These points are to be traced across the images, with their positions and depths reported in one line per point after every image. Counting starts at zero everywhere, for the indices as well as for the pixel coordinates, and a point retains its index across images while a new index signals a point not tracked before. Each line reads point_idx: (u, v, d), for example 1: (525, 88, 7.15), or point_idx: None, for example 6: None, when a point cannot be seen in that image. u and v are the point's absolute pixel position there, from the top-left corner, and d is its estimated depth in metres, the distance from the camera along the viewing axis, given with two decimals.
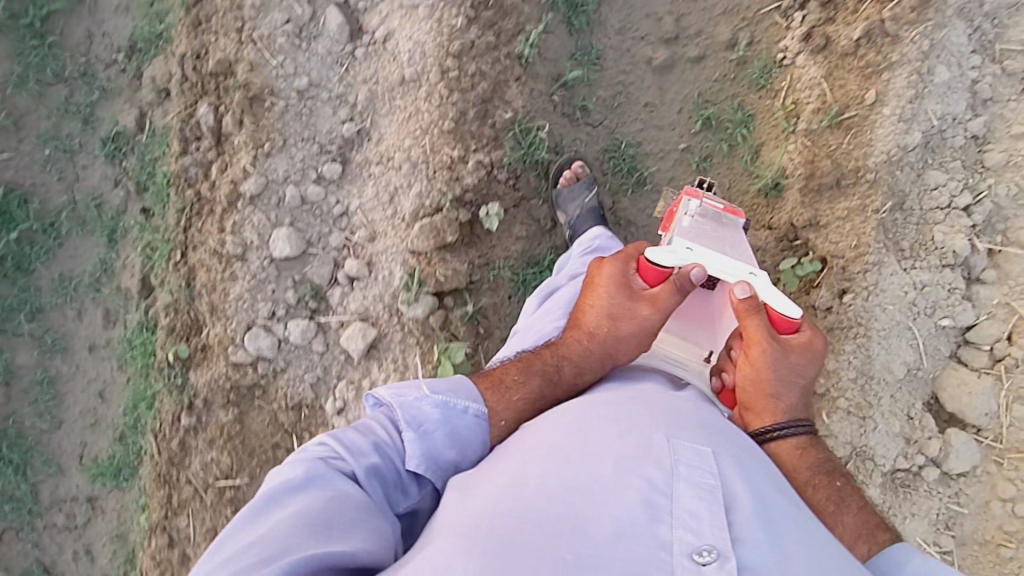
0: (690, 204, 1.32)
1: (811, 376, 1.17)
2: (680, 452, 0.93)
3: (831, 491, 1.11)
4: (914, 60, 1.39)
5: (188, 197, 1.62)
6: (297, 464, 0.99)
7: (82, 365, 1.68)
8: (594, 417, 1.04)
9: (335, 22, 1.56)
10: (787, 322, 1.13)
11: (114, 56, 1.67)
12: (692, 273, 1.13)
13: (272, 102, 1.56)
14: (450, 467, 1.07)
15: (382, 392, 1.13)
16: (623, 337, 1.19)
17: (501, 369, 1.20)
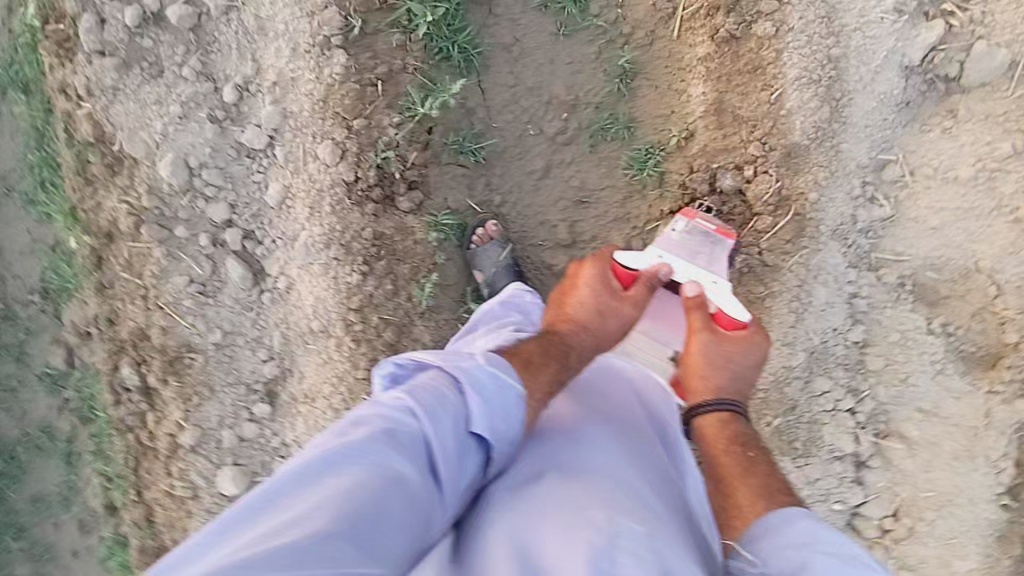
0: (679, 223, 1.40)
1: (751, 367, 1.25)
2: (622, 524, 0.89)
3: (744, 458, 1.15)
4: (793, 287, 1.46)
5: (131, 440, 1.78)
6: (362, 423, 0.92)
7: (70, 568, 1.97)
8: (555, 478, 1.01)
9: (236, 273, 1.62)
10: (731, 318, 1.25)
11: (30, 297, 1.83)
12: (660, 272, 1.28)
13: (191, 359, 1.67)
14: (508, 445, 1.02)
15: (438, 355, 1.06)
16: (609, 331, 1.27)
17: (520, 347, 1.18)
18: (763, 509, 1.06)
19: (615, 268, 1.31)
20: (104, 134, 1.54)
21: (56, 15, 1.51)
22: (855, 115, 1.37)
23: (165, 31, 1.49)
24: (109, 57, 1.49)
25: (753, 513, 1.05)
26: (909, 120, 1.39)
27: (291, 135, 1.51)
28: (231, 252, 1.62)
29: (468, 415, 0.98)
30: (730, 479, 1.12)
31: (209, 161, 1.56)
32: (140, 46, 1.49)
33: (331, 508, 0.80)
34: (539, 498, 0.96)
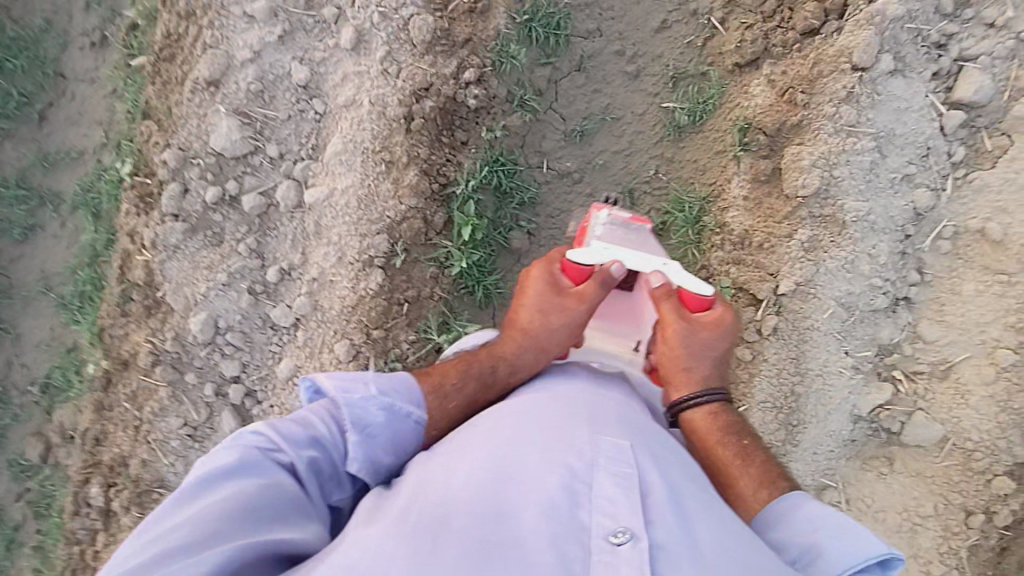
0: (599, 216, 1.38)
1: (724, 349, 1.32)
2: (601, 445, 1.02)
3: (738, 445, 1.27)
4: None
5: (76, 551, 1.82)
6: (232, 450, 0.99)
7: None
8: (533, 408, 1.13)
9: (227, 425, 1.73)
10: (699, 299, 1.28)
11: (30, 387, 1.91)
12: (613, 268, 1.26)
13: (161, 494, 1.75)
14: (385, 471, 1.14)
15: (326, 380, 1.14)
16: (553, 329, 1.30)
17: (440, 369, 1.25)
18: (767, 496, 1.20)
19: (563, 265, 1.33)
20: (152, 280, 1.71)
21: (145, 169, 1.71)
22: (806, 441, 1.55)
23: (235, 212, 1.69)
24: (180, 221, 1.69)
25: (761, 504, 1.19)
26: (851, 455, 1.58)
27: (316, 323, 1.69)
28: (229, 406, 1.74)
29: (346, 453, 1.09)
30: (729, 469, 1.24)
31: (236, 325, 1.71)
32: (211, 218, 1.69)
33: (217, 513, 0.90)
34: (516, 425, 1.08)
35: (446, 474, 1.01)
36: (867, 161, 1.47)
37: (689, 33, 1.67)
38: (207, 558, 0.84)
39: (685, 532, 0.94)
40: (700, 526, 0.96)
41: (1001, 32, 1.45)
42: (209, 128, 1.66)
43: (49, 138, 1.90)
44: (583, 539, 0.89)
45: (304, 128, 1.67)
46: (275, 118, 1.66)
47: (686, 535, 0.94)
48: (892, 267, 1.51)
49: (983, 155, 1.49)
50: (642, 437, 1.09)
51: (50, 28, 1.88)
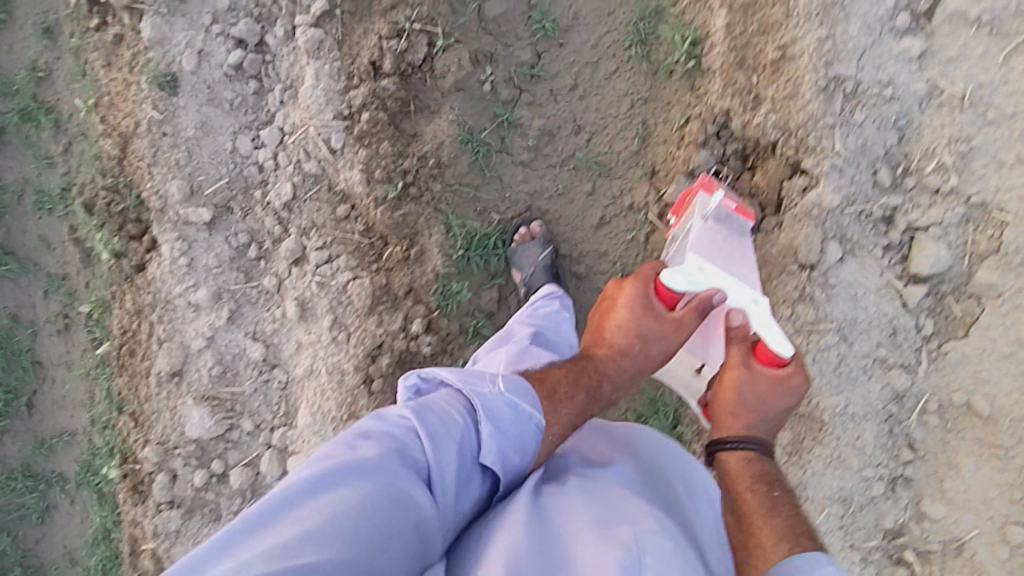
0: (703, 202, 1.38)
1: (785, 409, 1.21)
2: (645, 541, 0.89)
3: (767, 496, 1.11)
4: None
5: None
6: (373, 444, 0.95)
7: None
8: (586, 500, 1.02)
9: None
10: (774, 355, 1.19)
11: None
12: (714, 296, 1.23)
13: None
14: (513, 469, 1.04)
15: (449, 375, 1.10)
16: (651, 353, 1.29)
17: (552, 375, 1.22)
18: (786, 551, 0.98)
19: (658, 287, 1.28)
20: (161, 567, 1.75)
21: (133, 458, 1.76)
22: None
23: (225, 487, 1.72)
24: (176, 507, 1.73)
25: (777, 556, 0.98)
26: None
27: None
28: None
29: (478, 445, 1.01)
30: (750, 518, 1.08)
31: None
32: (203, 497, 1.73)
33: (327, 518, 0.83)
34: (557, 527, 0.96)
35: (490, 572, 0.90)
36: (834, 356, 1.42)
37: (629, 228, 1.61)
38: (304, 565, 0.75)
39: None
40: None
41: (949, 198, 1.37)
42: (182, 418, 1.68)
43: (42, 424, 1.96)
44: None
45: (272, 397, 1.69)
46: (243, 393, 1.69)
47: None
48: (882, 450, 1.46)
49: (954, 322, 1.41)
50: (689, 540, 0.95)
51: (17, 323, 1.91)
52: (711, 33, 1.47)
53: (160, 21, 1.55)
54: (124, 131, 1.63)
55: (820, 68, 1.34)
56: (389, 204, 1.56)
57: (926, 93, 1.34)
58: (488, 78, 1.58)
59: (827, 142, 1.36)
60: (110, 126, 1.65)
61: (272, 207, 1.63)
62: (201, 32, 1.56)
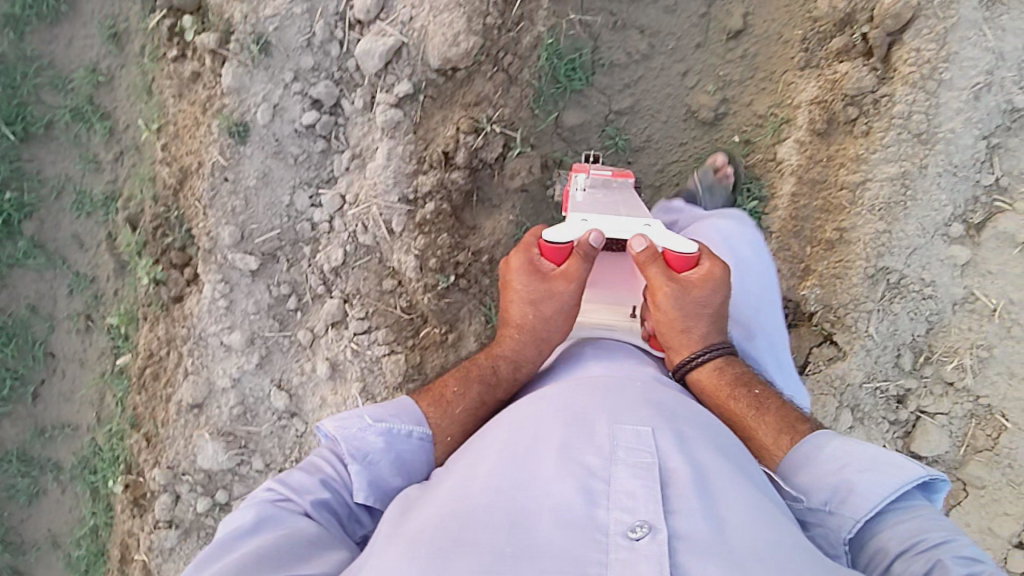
0: (580, 180, 1.35)
1: (720, 302, 1.18)
2: (618, 432, 0.90)
3: (750, 397, 1.17)
4: None
5: None
6: (247, 508, 0.99)
7: None
8: (557, 395, 1.01)
9: None
10: (683, 259, 1.15)
11: None
12: (591, 239, 1.14)
13: None
14: (398, 494, 1.09)
15: (324, 427, 1.12)
16: (549, 317, 1.21)
17: (440, 385, 1.22)
18: (789, 442, 1.12)
19: (541, 248, 1.20)
20: None
21: (138, 471, 1.78)
22: None
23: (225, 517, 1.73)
24: (173, 528, 1.74)
25: (781, 451, 1.11)
26: None
27: None
28: None
29: (351, 485, 1.06)
30: (745, 421, 1.16)
31: None
32: (202, 521, 1.74)
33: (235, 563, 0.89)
34: (535, 425, 0.96)
35: (461, 480, 0.91)
36: None
37: None
38: None
39: (714, 524, 0.82)
40: (748, 525, 0.84)
41: (960, 392, 1.47)
42: (195, 448, 1.70)
43: (45, 412, 1.89)
44: (601, 536, 0.79)
45: (287, 440, 1.70)
46: (258, 433, 1.70)
47: (717, 532, 0.81)
48: None
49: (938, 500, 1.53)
50: (667, 417, 0.96)
51: (35, 312, 1.85)
52: (776, 197, 1.55)
53: (242, 71, 1.53)
54: (185, 165, 1.62)
55: (871, 258, 1.43)
56: (436, 292, 1.60)
57: (961, 297, 1.44)
58: (554, 184, 1.62)
59: (863, 324, 1.46)
60: (171, 155, 1.65)
61: (319, 266, 1.64)
62: (281, 87, 1.55)
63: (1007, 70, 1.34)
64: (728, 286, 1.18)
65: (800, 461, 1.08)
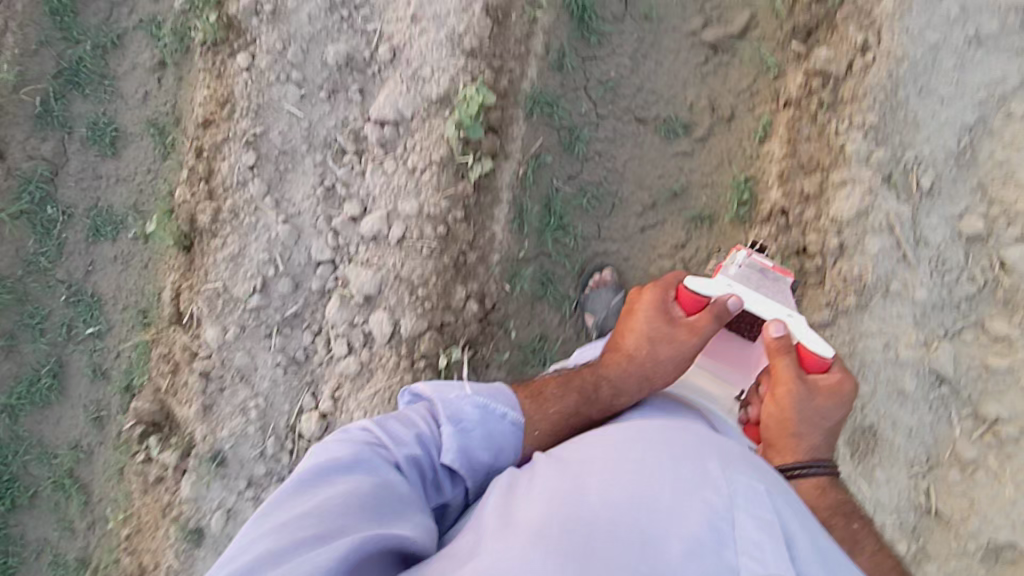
0: (737, 255, 1.25)
1: (839, 419, 1.17)
2: (744, 481, 0.91)
3: (847, 530, 1.12)
4: None
5: None
6: (347, 443, 1.05)
7: None
8: (656, 430, 1.02)
9: None
10: (820, 360, 1.14)
11: None
12: (730, 302, 1.16)
13: None
14: (480, 469, 1.12)
15: (423, 389, 1.20)
16: (661, 360, 1.19)
17: (541, 382, 1.26)
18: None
19: (677, 293, 1.24)
20: None
21: None
22: None
23: None
24: None
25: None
26: None
27: None
28: None
29: (441, 445, 1.10)
30: (836, 549, 1.09)
31: None
32: None
33: (331, 508, 0.92)
34: (640, 451, 0.96)
35: (573, 489, 0.93)
36: None
37: None
38: (332, 549, 0.86)
39: None
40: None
41: None
42: None
43: None
44: None
45: None
46: None
47: None
48: None
49: None
50: (780, 482, 0.96)
51: None
52: None
53: (199, 482, 1.70)
54: (144, 560, 1.83)
55: None
56: None
57: None
58: None
59: None
60: (133, 545, 1.87)
61: None
62: (234, 494, 1.70)
63: (887, 516, 1.48)
64: (851, 407, 1.16)
65: None
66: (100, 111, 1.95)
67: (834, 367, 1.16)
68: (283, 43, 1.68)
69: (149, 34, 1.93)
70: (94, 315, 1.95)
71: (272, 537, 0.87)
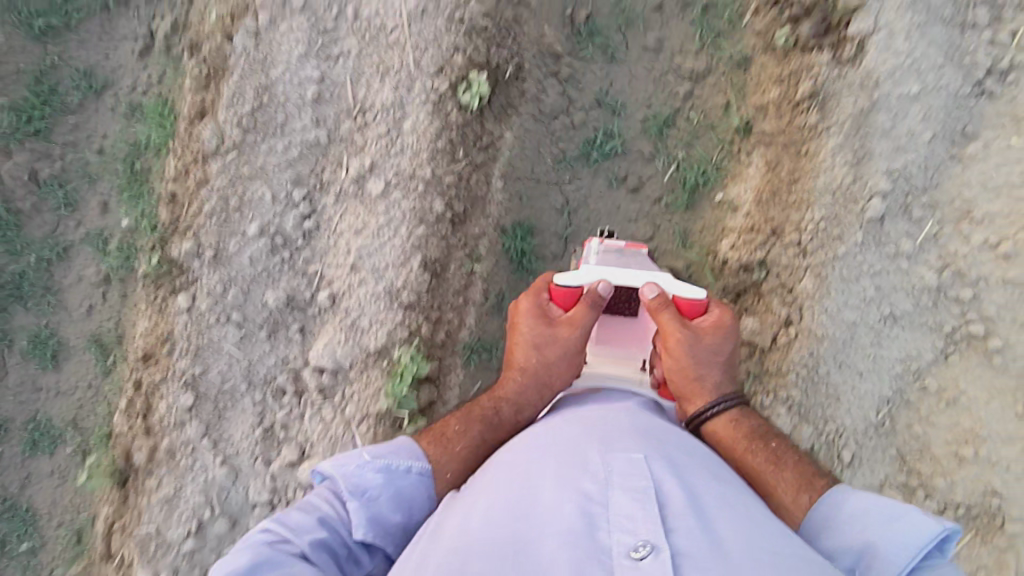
0: (593, 245, 1.45)
1: (728, 350, 1.39)
2: (614, 463, 1.01)
3: (767, 449, 1.29)
4: None
5: None
6: (244, 551, 0.99)
7: None
8: (543, 439, 1.13)
9: None
10: (693, 305, 1.36)
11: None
12: (600, 288, 1.34)
13: None
14: (396, 530, 1.13)
15: (324, 466, 1.16)
16: (550, 362, 1.38)
17: (441, 423, 1.32)
18: (808, 501, 1.19)
19: (550, 294, 1.42)
20: None
21: None
22: None
23: None
24: None
25: (802, 510, 1.18)
26: None
27: None
28: None
29: (350, 523, 1.09)
30: (763, 478, 1.25)
31: None
32: None
33: None
34: (525, 467, 1.05)
35: (462, 522, 0.99)
36: None
37: None
38: None
39: (708, 537, 0.91)
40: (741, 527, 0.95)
41: None
42: None
43: None
44: (606, 559, 0.87)
45: None
46: None
47: (710, 543, 0.90)
48: None
49: None
50: (653, 450, 1.07)
51: None
52: None
53: None
54: None
55: None
56: None
57: None
58: None
59: None
60: None
61: None
62: None
63: None
64: (736, 336, 1.38)
65: (820, 538, 1.11)
66: (43, 323, 1.94)
67: (711, 308, 1.39)
68: (224, 285, 1.70)
69: (96, 249, 1.95)
70: (28, 530, 1.90)
71: None
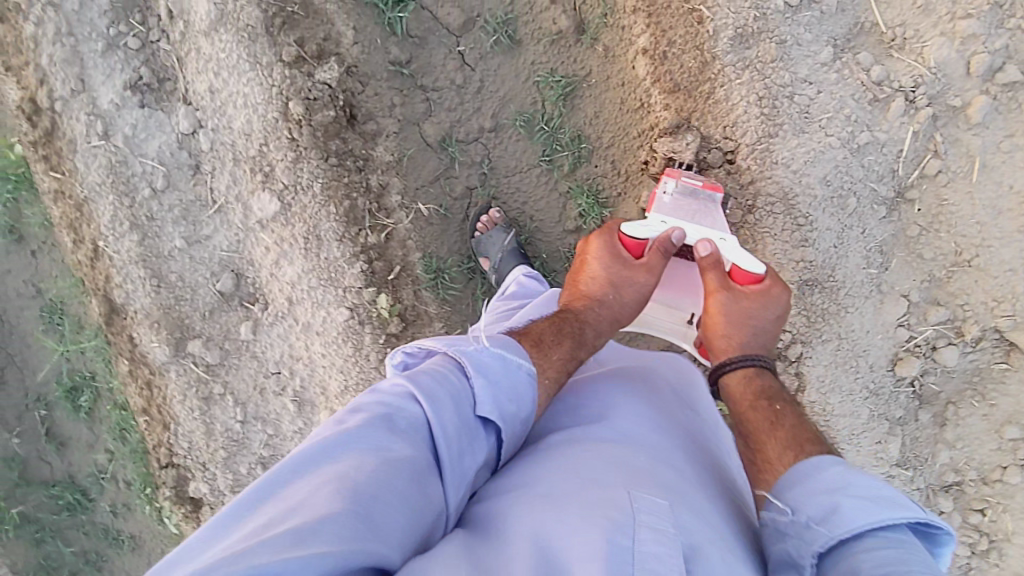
0: (669, 184, 1.40)
1: (773, 322, 1.25)
2: (641, 499, 0.83)
3: (772, 410, 1.13)
4: None
5: None
6: (366, 413, 0.84)
7: None
8: (558, 467, 0.91)
9: None
10: (750, 275, 1.24)
11: None
12: (674, 235, 1.27)
13: None
14: (515, 420, 0.95)
15: (432, 343, 1.00)
16: (624, 300, 1.27)
17: (538, 327, 1.15)
18: (794, 458, 1.02)
19: (622, 239, 1.31)
20: None
21: None
22: None
23: None
24: None
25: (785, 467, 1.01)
26: None
27: None
28: None
29: (473, 397, 0.91)
30: (760, 435, 1.10)
31: None
32: None
33: (326, 494, 0.71)
34: (540, 492, 0.85)
35: (480, 540, 0.79)
36: None
37: None
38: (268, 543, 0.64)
39: None
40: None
41: None
42: None
43: None
44: None
45: None
46: None
47: None
48: None
49: None
50: (682, 496, 0.90)
51: None
52: None
53: None
54: None
55: None
56: None
57: None
58: None
59: None
60: None
61: None
62: None
63: None
64: (784, 310, 1.25)
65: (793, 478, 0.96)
66: None
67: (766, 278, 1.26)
68: None
69: None
70: None
71: (252, 526, 0.68)
